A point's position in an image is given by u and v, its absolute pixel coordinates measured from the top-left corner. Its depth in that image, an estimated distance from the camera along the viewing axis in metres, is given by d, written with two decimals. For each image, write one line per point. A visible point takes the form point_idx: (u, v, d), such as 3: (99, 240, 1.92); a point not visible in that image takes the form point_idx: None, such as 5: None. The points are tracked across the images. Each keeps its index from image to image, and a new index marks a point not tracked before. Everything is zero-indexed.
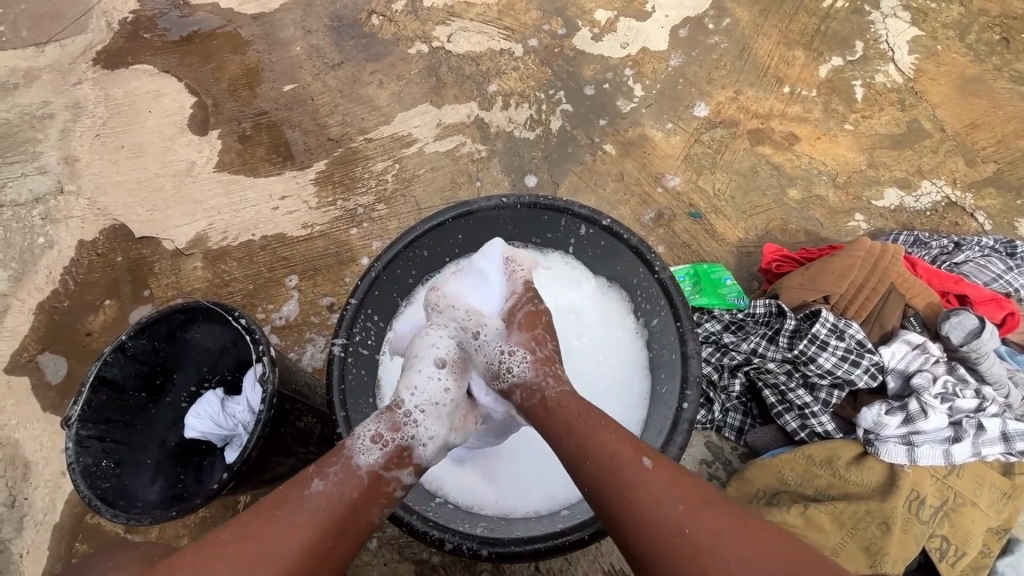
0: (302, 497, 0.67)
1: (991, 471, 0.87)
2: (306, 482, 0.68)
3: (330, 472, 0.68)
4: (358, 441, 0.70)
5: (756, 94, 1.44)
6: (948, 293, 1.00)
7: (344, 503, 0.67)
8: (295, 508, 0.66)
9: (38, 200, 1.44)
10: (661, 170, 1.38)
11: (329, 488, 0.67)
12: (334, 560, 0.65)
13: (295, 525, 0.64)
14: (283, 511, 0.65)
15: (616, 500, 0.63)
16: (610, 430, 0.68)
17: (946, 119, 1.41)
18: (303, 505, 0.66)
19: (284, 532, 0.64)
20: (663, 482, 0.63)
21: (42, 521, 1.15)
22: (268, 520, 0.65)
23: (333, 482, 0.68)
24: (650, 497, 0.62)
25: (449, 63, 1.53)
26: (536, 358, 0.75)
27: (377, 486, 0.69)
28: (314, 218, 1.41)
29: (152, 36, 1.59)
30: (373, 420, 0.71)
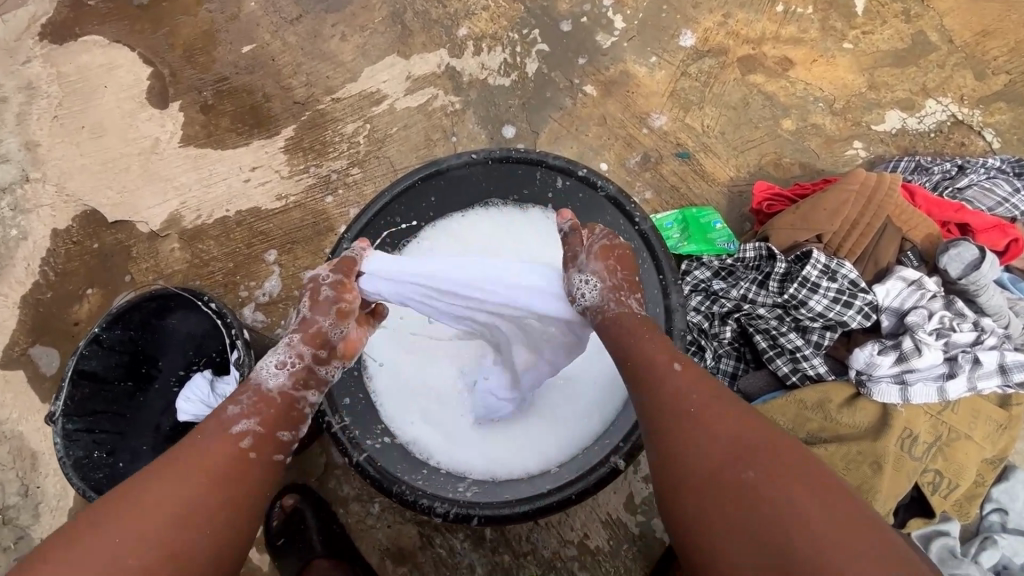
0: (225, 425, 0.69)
1: (987, 404, 0.85)
2: (224, 408, 0.70)
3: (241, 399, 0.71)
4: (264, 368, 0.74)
5: (746, 17, 1.33)
6: (948, 222, 0.94)
7: (262, 424, 0.70)
8: (215, 435, 0.67)
9: (5, 191, 1.40)
10: (647, 110, 1.30)
11: (246, 408, 0.70)
12: (261, 468, 0.68)
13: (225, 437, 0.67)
14: (202, 439, 0.66)
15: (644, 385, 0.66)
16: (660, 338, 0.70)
17: (955, 28, 1.29)
18: (228, 426, 0.68)
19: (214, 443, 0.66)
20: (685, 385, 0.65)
21: (58, 507, 1.19)
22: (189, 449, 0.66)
23: (248, 405, 0.70)
24: (678, 394, 0.64)
25: (414, 7, 1.41)
26: (607, 286, 0.76)
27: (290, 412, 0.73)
28: (288, 189, 1.36)
29: (97, 2, 1.48)
30: (271, 350, 0.73)
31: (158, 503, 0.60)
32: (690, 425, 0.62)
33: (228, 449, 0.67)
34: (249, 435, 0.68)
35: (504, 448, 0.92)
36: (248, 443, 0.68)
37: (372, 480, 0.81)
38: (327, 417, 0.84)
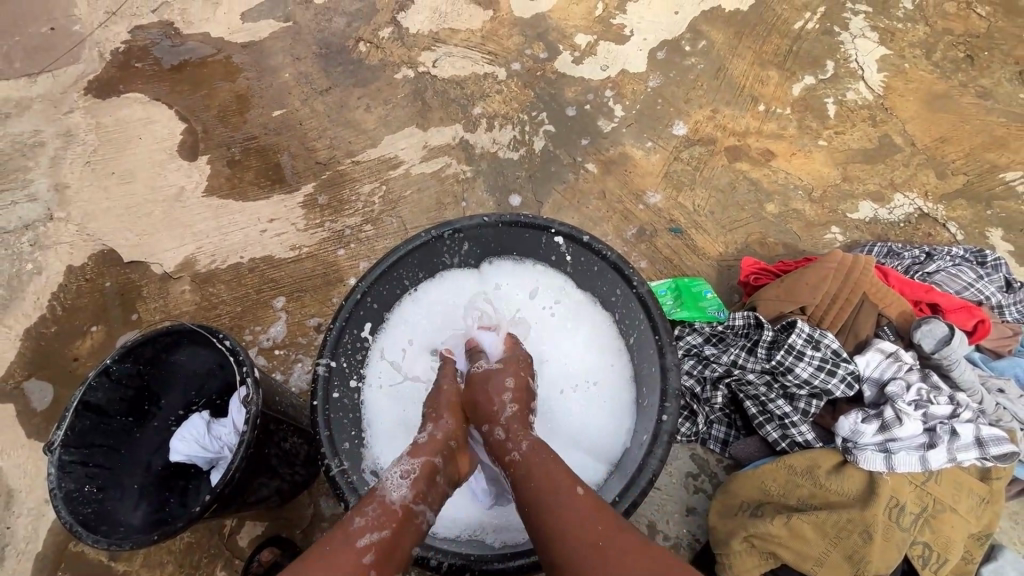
0: (349, 537, 0.66)
1: (969, 477, 0.88)
2: (347, 521, 0.68)
3: (367, 509, 0.69)
4: (387, 481, 0.73)
5: (732, 113, 1.49)
6: (920, 302, 1.02)
7: (389, 537, 0.67)
8: (344, 548, 0.64)
9: (27, 227, 1.45)
10: (643, 188, 1.41)
11: (371, 521, 0.68)
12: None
13: (351, 556, 0.64)
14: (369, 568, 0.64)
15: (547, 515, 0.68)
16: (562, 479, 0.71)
17: (916, 133, 1.45)
18: (353, 537, 0.65)
19: (339, 562, 0.63)
20: (538, 455, 0.75)
21: (24, 550, 1.13)
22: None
23: (373, 516, 0.68)
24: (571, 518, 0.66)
25: (435, 87, 1.57)
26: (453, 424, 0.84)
27: (435, 475, 0.77)
28: (302, 240, 1.43)
29: (143, 65, 1.62)
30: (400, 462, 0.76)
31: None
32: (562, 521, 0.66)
33: (353, 563, 0.63)
34: (371, 551, 0.65)
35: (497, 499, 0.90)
36: (370, 560, 0.64)
37: None
38: (328, 461, 0.83)
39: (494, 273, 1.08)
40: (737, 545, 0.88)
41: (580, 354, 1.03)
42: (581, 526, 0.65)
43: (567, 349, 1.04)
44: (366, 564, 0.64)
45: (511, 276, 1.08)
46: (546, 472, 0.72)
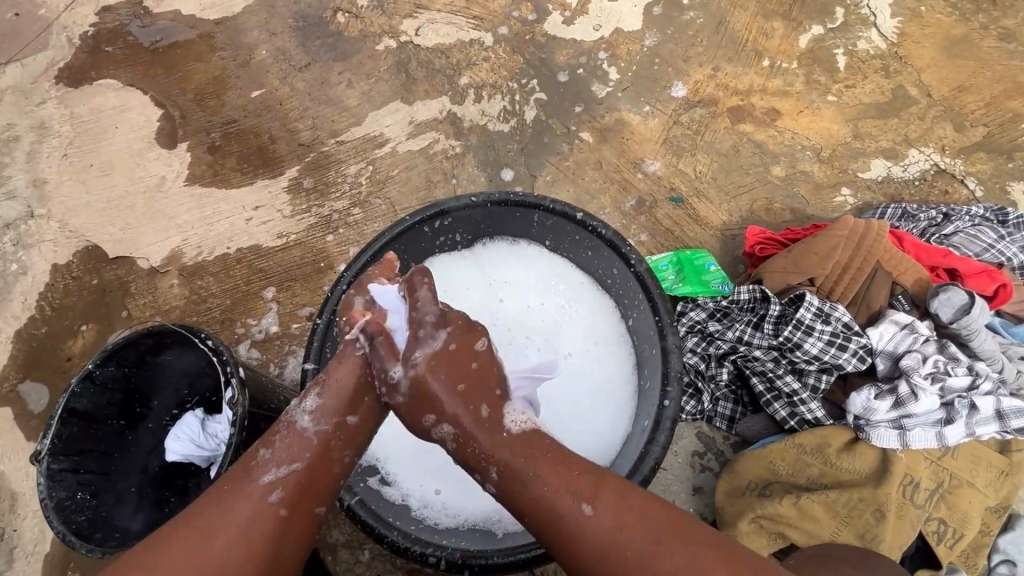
0: (253, 474, 0.68)
1: (987, 450, 0.86)
2: (253, 452, 0.70)
3: (275, 442, 0.70)
4: (296, 409, 0.72)
5: (735, 70, 1.39)
6: (937, 267, 0.97)
7: (298, 471, 0.68)
8: (248, 487, 0.66)
9: (9, 226, 1.41)
10: (641, 156, 1.34)
11: (276, 455, 0.69)
12: (299, 519, 0.68)
13: (255, 494, 0.66)
14: (291, 492, 0.67)
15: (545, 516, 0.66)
16: (550, 475, 0.68)
17: (933, 83, 1.36)
18: (257, 473, 0.67)
19: (238, 501, 0.66)
20: (522, 471, 0.69)
21: (33, 551, 1.14)
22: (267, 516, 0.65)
23: (282, 448, 0.69)
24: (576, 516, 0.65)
25: (418, 57, 1.48)
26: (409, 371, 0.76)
27: (359, 396, 0.75)
28: (289, 228, 1.38)
29: (114, 48, 1.55)
30: (310, 396, 0.72)
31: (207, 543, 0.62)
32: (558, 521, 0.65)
33: (263, 503, 0.66)
34: (279, 490, 0.67)
35: None
36: (277, 499, 0.66)
37: (361, 523, 0.78)
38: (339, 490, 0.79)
39: (489, 256, 1.03)
40: (745, 527, 0.87)
41: (578, 342, 0.98)
42: (603, 532, 0.64)
43: (562, 338, 0.99)
44: (274, 502, 0.66)
45: (507, 259, 1.03)
46: (544, 493, 0.67)
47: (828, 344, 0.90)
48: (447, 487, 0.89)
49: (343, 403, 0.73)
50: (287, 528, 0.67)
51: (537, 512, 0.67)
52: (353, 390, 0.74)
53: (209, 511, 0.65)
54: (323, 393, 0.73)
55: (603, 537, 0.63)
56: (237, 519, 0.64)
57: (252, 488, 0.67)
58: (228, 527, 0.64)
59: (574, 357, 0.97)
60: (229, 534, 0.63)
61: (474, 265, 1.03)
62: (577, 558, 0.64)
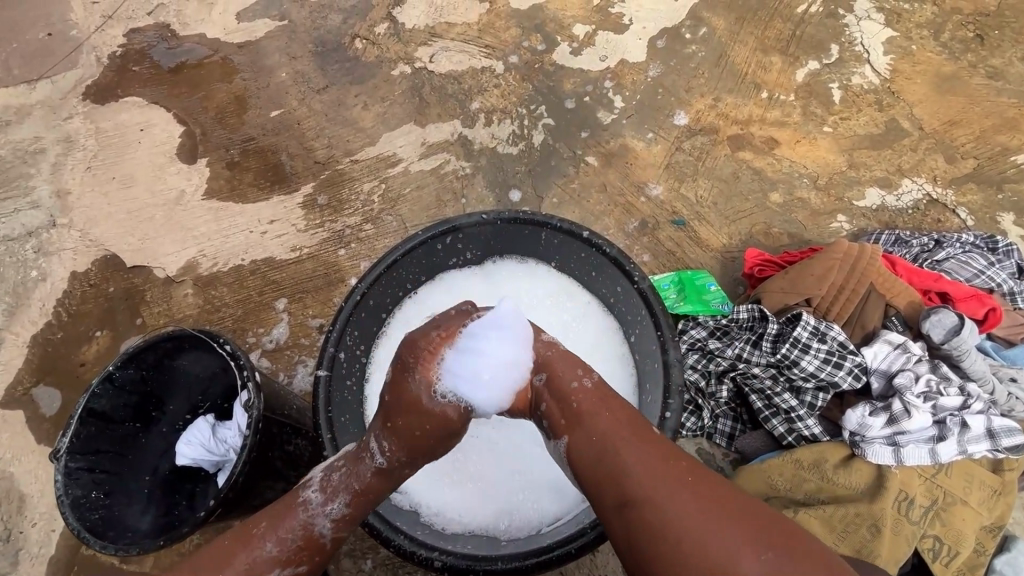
0: (259, 568, 0.65)
1: (980, 469, 0.90)
2: (257, 544, 0.67)
3: (285, 533, 0.67)
4: (320, 506, 0.70)
5: (734, 101, 1.46)
6: (929, 291, 1.02)
7: (302, 572, 0.68)
8: (247, 569, 0.65)
9: (31, 234, 1.46)
10: (644, 180, 1.40)
11: (284, 555, 0.67)
12: None
13: None
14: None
15: (598, 458, 0.64)
16: (613, 418, 0.67)
17: (925, 117, 1.42)
18: (258, 572, 0.65)
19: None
20: (594, 411, 0.68)
21: (38, 554, 1.15)
22: None
23: (287, 541, 0.68)
24: (632, 460, 0.61)
25: (432, 82, 1.55)
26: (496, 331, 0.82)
27: (370, 497, 0.72)
28: (302, 241, 1.42)
29: (141, 68, 1.62)
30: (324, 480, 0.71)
31: None
32: (609, 457, 0.63)
33: None
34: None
35: (520, 493, 0.90)
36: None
37: (369, 527, 0.79)
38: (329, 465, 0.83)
39: (500, 272, 1.07)
40: None
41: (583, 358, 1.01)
42: (653, 479, 0.59)
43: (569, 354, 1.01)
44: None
45: (516, 277, 1.07)
46: (608, 435, 0.65)
47: (824, 361, 0.95)
48: (455, 496, 0.91)
49: (353, 499, 0.71)
50: None
51: (591, 457, 0.65)
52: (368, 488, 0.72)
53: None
54: (344, 484, 0.71)
55: (650, 482, 0.59)
56: None
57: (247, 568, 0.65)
58: None
59: None
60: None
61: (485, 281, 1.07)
62: (620, 486, 0.60)
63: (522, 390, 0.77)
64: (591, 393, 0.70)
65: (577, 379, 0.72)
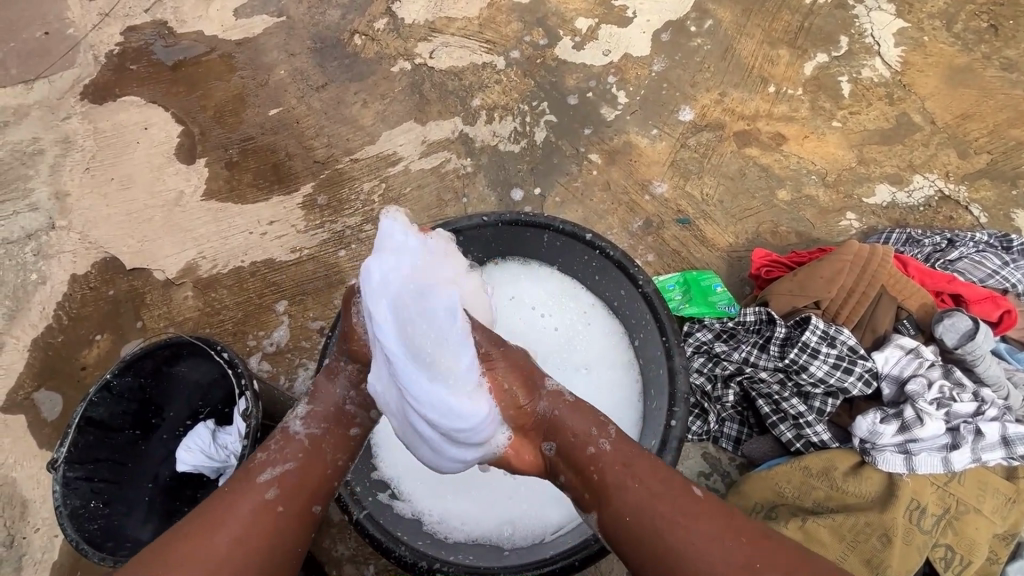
0: (251, 474, 0.69)
1: (994, 477, 0.89)
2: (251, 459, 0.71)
3: (268, 445, 0.72)
4: (290, 417, 0.76)
5: (741, 96, 1.43)
6: (942, 292, 1.01)
7: (292, 469, 0.70)
8: (245, 482, 0.68)
9: (30, 236, 1.45)
10: (648, 177, 1.37)
11: (271, 457, 0.71)
12: (292, 521, 0.67)
13: (253, 490, 0.67)
14: (284, 479, 0.69)
15: (641, 531, 0.64)
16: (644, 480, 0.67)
17: (936, 111, 1.39)
18: (255, 473, 0.69)
19: (238, 499, 0.66)
20: (619, 473, 0.68)
21: (42, 559, 1.16)
22: (257, 511, 0.65)
23: (274, 449, 0.72)
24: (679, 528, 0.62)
25: (432, 79, 1.52)
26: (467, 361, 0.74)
27: (341, 414, 0.77)
28: (302, 242, 1.41)
29: (139, 67, 1.60)
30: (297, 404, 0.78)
31: (202, 537, 0.62)
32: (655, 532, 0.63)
33: (256, 499, 0.66)
34: (276, 486, 0.68)
35: (524, 501, 0.89)
36: (275, 495, 0.67)
37: (369, 537, 0.78)
38: None
39: (501, 275, 1.05)
40: None
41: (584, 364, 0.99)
42: (710, 548, 0.60)
43: (571, 360, 0.99)
44: (271, 498, 0.67)
45: (519, 279, 1.05)
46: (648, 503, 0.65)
47: (834, 367, 0.94)
48: (458, 504, 0.89)
49: (327, 414, 0.76)
50: (276, 529, 0.66)
51: (635, 528, 0.64)
52: (339, 405, 0.77)
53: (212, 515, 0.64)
54: (314, 399, 0.77)
55: (707, 551, 0.60)
56: (223, 510, 0.65)
57: (239, 483, 0.68)
58: (225, 523, 0.64)
59: (580, 379, 0.98)
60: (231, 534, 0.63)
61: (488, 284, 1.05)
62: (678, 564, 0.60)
63: (532, 457, 0.77)
64: (612, 455, 0.70)
65: (592, 442, 0.72)
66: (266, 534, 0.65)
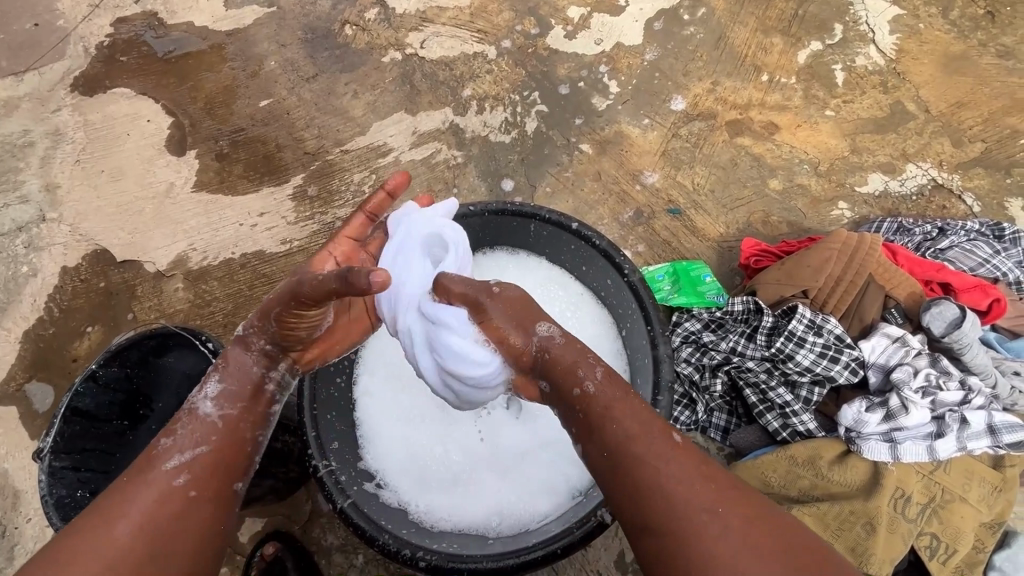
0: (154, 461, 0.67)
1: (980, 465, 0.89)
2: (156, 447, 0.68)
3: (176, 429, 0.69)
4: (198, 397, 0.73)
5: (734, 85, 1.41)
6: (930, 281, 1.01)
7: (203, 455, 0.68)
8: (150, 471, 0.66)
9: (21, 229, 1.44)
10: (640, 168, 1.36)
11: (178, 441, 0.68)
12: (210, 502, 0.67)
13: (159, 478, 0.65)
14: (193, 463, 0.67)
15: (621, 472, 0.62)
16: (632, 423, 0.64)
17: (931, 99, 1.37)
18: (161, 461, 0.66)
19: (144, 488, 0.64)
20: (610, 412, 0.65)
21: (34, 549, 1.17)
22: (165, 501, 0.64)
23: (183, 434, 0.69)
24: (658, 471, 0.60)
25: (423, 69, 1.51)
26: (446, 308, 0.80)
27: (257, 390, 0.75)
28: (293, 234, 1.41)
29: (128, 58, 1.59)
30: (202, 384, 0.74)
31: (109, 532, 0.60)
32: (633, 469, 0.61)
33: (165, 486, 0.65)
34: (185, 472, 0.66)
35: (511, 490, 0.89)
36: (185, 482, 0.66)
37: (352, 526, 0.79)
38: (314, 462, 0.82)
39: (487, 265, 1.04)
40: None
41: None
42: (685, 495, 0.58)
43: None
44: (181, 484, 0.66)
45: (506, 268, 1.04)
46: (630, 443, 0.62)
47: (820, 355, 0.94)
48: (445, 494, 0.89)
49: (241, 386, 0.74)
50: (194, 512, 0.65)
51: (614, 466, 0.62)
52: (255, 383, 0.76)
53: (115, 506, 0.62)
54: (223, 376, 0.74)
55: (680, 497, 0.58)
56: (127, 505, 0.62)
57: (146, 476, 0.65)
58: (132, 514, 0.62)
59: None
60: (133, 524, 0.61)
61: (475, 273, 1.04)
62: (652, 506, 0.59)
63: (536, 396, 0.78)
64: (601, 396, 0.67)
65: (583, 381, 0.68)
66: (172, 524, 0.63)
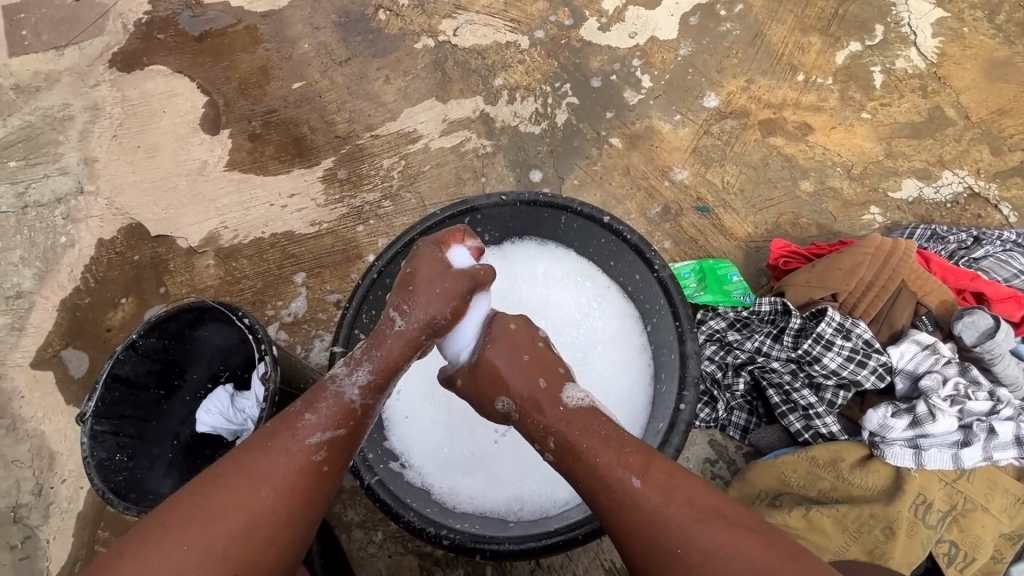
0: (300, 433, 0.68)
1: (1005, 476, 0.89)
2: (298, 418, 0.69)
3: (320, 408, 0.69)
4: (345, 377, 0.72)
5: (769, 83, 1.40)
6: (964, 290, 1.00)
7: (343, 438, 0.69)
8: (293, 443, 0.67)
9: (60, 200, 1.48)
10: (669, 164, 1.36)
11: (325, 420, 0.69)
12: (330, 481, 0.69)
13: (301, 451, 0.67)
14: (331, 447, 0.69)
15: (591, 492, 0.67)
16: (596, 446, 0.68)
17: (971, 105, 1.35)
18: (303, 435, 0.68)
19: (284, 457, 0.66)
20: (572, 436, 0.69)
21: (68, 509, 1.22)
22: (297, 475, 0.66)
23: (326, 414, 0.69)
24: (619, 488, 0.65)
25: (456, 57, 1.52)
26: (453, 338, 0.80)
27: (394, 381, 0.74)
28: (322, 216, 1.43)
29: (166, 36, 1.61)
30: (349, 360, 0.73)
31: (250, 494, 0.64)
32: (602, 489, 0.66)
33: (303, 462, 0.67)
34: (324, 449, 0.68)
35: (531, 478, 0.91)
36: (321, 457, 0.68)
37: (378, 502, 0.81)
38: None
39: (517, 254, 1.06)
40: None
41: (597, 344, 0.99)
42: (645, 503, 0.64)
43: (585, 339, 1.00)
44: (317, 459, 0.68)
45: (535, 259, 1.05)
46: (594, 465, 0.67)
47: (846, 358, 0.94)
48: (467, 478, 0.91)
49: (384, 367, 0.73)
50: (319, 487, 0.68)
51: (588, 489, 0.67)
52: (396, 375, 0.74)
53: (256, 468, 0.66)
54: (369, 354, 0.73)
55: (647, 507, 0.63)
56: (260, 470, 0.65)
57: (284, 445, 0.67)
58: (273, 481, 0.65)
59: (591, 359, 0.98)
60: (274, 488, 0.65)
61: (504, 262, 1.05)
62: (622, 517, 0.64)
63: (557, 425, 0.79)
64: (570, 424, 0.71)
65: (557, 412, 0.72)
66: (304, 495, 0.67)
